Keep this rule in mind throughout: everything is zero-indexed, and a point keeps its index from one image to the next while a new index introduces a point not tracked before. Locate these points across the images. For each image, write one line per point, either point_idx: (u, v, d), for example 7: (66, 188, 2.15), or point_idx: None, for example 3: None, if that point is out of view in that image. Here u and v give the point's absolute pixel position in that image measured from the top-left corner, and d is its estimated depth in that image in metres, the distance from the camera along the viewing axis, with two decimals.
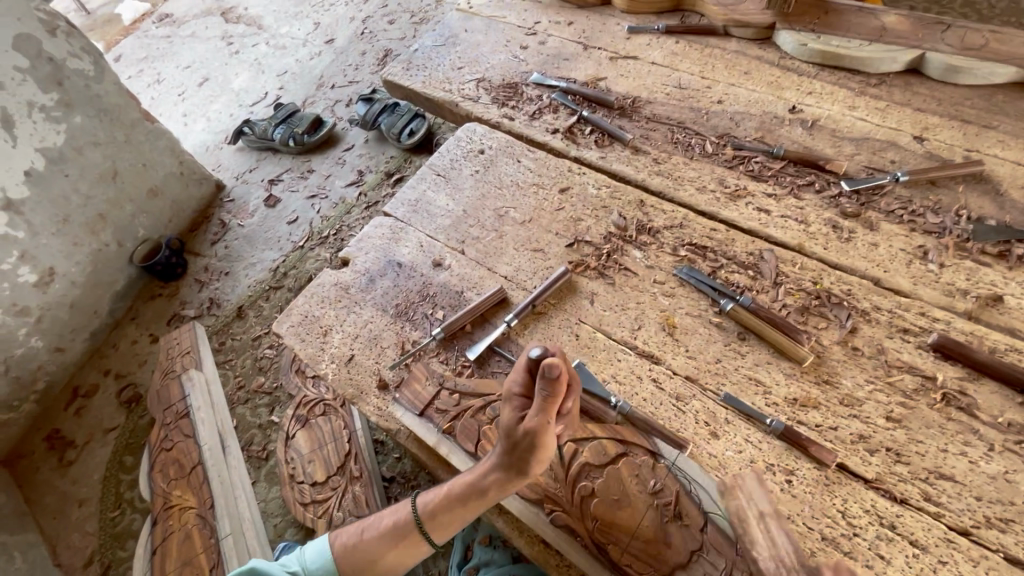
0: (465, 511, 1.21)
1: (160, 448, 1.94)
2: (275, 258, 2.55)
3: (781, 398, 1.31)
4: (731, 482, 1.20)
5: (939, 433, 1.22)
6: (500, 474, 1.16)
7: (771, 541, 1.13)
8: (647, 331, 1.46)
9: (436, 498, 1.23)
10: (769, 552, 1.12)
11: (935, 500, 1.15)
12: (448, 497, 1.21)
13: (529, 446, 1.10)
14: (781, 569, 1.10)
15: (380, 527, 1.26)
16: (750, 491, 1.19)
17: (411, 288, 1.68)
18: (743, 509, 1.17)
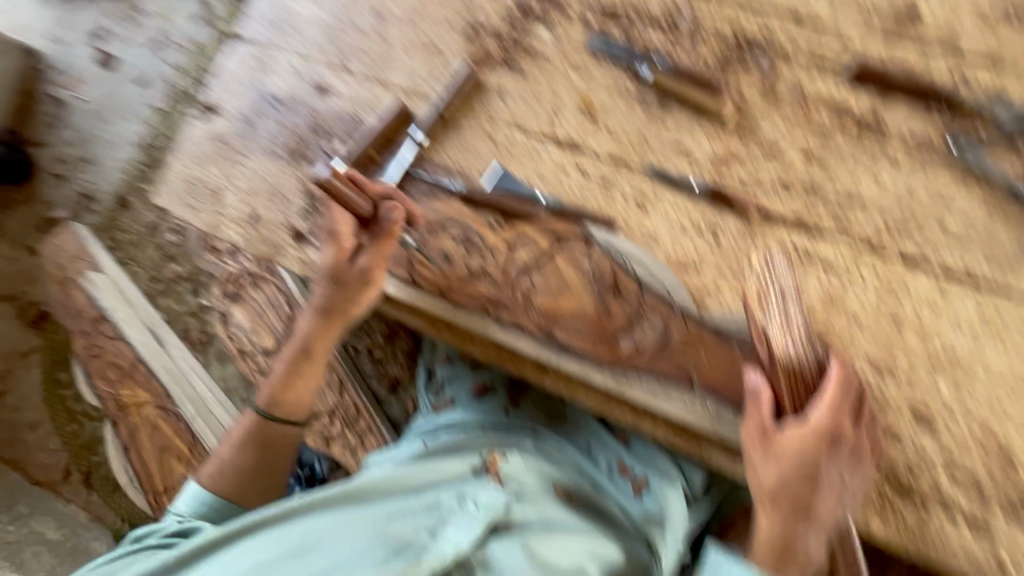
0: (299, 380, 1.26)
1: (88, 356, 1.84)
2: (138, 131, 2.14)
3: (705, 160, 1.29)
4: (763, 264, 1.08)
5: (853, 161, 1.24)
6: (325, 312, 1.25)
7: (785, 316, 1.04)
8: (565, 119, 1.35)
9: (270, 387, 1.26)
10: (781, 325, 1.04)
11: (846, 223, 1.22)
12: (285, 371, 1.26)
13: (359, 281, 1.23)
14: (790, 337, 1.03)
15: (232, 447, 1.23)
16: (777, 269, 1.08)
17: (299, 124, 1.46)
18: (765, 288, 1.07)
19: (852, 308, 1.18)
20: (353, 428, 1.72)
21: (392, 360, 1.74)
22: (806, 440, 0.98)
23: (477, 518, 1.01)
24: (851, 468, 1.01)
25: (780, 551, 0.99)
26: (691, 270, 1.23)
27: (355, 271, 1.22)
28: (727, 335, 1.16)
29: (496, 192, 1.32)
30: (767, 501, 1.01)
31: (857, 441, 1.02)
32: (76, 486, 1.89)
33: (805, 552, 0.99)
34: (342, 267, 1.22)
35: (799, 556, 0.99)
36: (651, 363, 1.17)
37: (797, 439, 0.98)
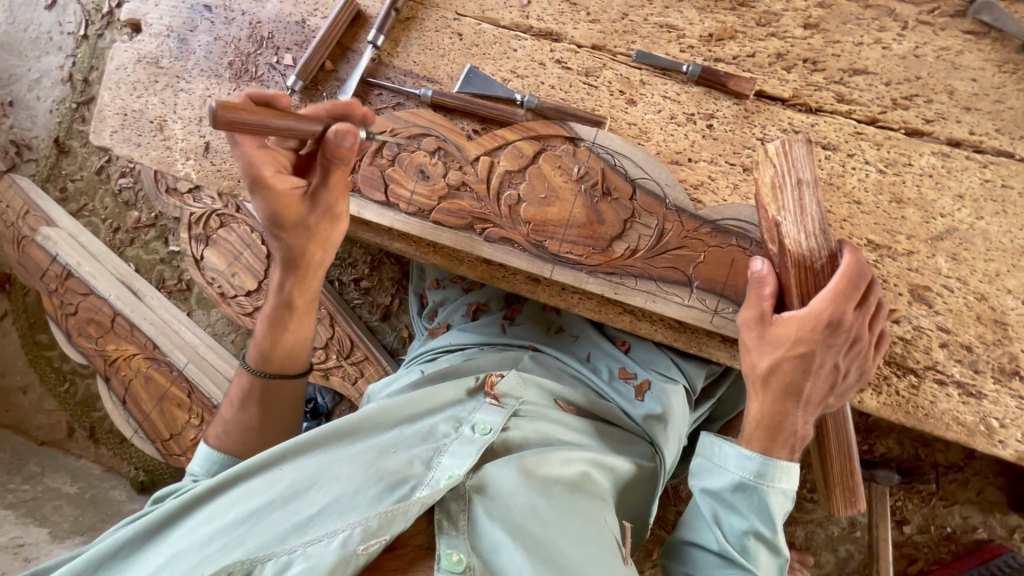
0: (290, 331, 1.17)
1: (64, 315, 1.73)
2: (61, 63, 1.91)
3: (696, 39, 1.17)
4: (778, 149, 0.96)
5: (856, 26, 1.13)
6: (286, 252, 1.11)
7: (799, 206, 0.97)
8: (539, 5, 1.21)
9: (258, 339, 1.17)
10: (796, 217, 0.97)
11: (848, 98, 1.13)
12: (270, 321, 1.16)
13: (318, 215, 1.07)
14: (802, 230, 0.98)
15: (235, 406, 1.15)
16: (795, 157, 0.96)
17: (239, 35, 1.28)
18: (781, 176, 0.96)
19: (854, 190, 1.13)
20: (349, 359, 1.67)
21: (381, 289, 1.76)
22: (806, 326, 0.95)
23: (476, 440, 0.95)
24: (846, 355, 0.99)
25: (769, 428, 0.99)
26: (684, 165, 1.16)
27: (307, 206, 1.05)
28: (725, 230, 1.11)
29: (469, 96, 1.20)
30: (756, 382, 1.00)
31: (860, 329, 0.98)
32: (83, 443, 1.90)
33: (795, 427, 0.99)
34: (289, 207, 1.04)
35: (787, 432, 0.99)
36: (646, 263, 1.12)
37: (795, 325, 0.96)
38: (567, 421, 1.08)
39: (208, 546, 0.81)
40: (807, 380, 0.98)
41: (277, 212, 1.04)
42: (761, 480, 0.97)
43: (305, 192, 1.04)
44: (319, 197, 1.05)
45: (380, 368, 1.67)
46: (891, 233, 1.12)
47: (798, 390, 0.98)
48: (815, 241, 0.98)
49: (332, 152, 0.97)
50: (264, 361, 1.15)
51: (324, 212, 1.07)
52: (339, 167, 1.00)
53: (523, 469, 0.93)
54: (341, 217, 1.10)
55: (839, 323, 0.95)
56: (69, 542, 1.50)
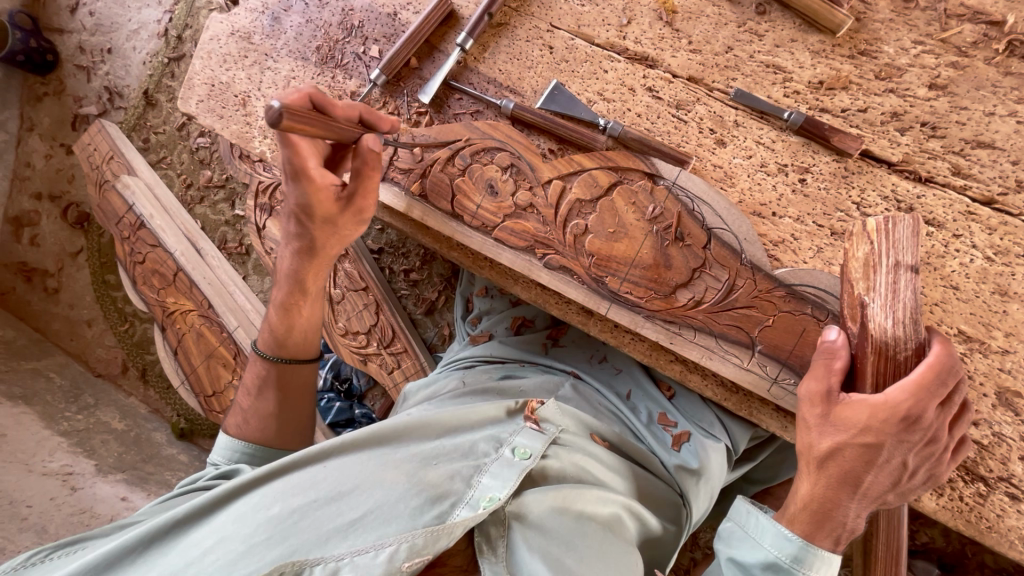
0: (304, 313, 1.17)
1: (132, 262, 1.82)
2: (158, 18, 1.97)
3: (804, 85, 1.08)
4: (878, 225, 0.87)
5: (990, 95, 1.01)
6: (307, 241, 1.11)
7: (892, 291, 0.88)
8: (638, 27, 1.14)
9: (273, 326, 1.17)
10: (884, 302, 0.89)
11: (965, 173, 1.03)
12: (282, 308, 1.16)
13: (347, 214, 1.08)
14: (893, 320, 0.89)
15: (252, 395, 1.14)
16: (898, 236, 0.86)
17: (329, 21, 1.28)
18: (877, 255, 0.88)
19: (951, 275, 1.03)
20: (388, 348, 1.66)
21: (428, 283, 1.77)
22: (879, 418, 0.85)
23: (515, 464, 0.90)
24: (918, 453, 0.89)
25: (818, 514, 0.88)
26: (767, 220, 1.09)
27: (340, 206, 1.06)
28: (800, 296, 1.04)
29: (550, 114, 1.16)
30: (812, 462, 0.90)
31: (939, 430, 0.88)
32: (134, 381, 2.04)
33: (847, 518, 0.87)
34: (322, 203, 1.05)
35: (837, 521, 0.87)
36: (708, 319, 1.07)
37: (866, 411, 0.85)
38: (604, 456, 1.02)
39: (251, 539, 0.79)
40: (869, 471, 0.86)
41: (311, 208, 1.05)
42: (800, 567, 0.86)
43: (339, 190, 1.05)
44: (353, 200, 1.06)
45: (416, 363, 1.66)
46: (986, 327, 1.02)
47: (859, 481, 0.87)
48: (903, 329, 0.89)
49: (364, 156, 0.99)
50: (272, 347, 1.15)
51: (353, 209, 1.08)
52: (370, 172, 1.02)
53: (556, 505, 0.89)
54: (366, 219, 1.12)
55: (915, 421, 0.85)
56: (112, 477, 1.61)
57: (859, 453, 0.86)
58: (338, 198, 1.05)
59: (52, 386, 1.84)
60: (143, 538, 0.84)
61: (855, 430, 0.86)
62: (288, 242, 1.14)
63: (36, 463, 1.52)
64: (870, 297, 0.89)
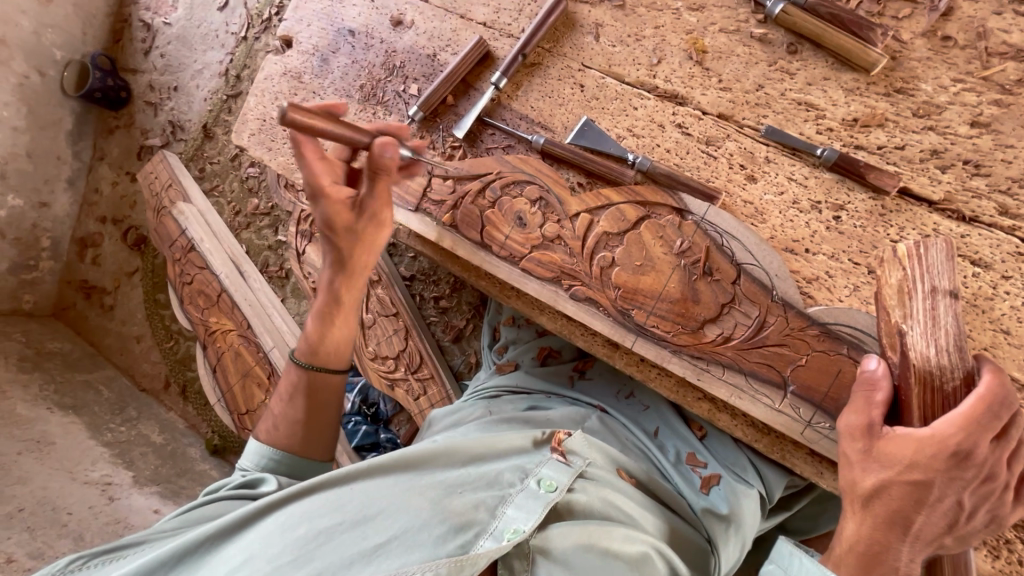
0: (337, 323, 1.20)
1: (181, 282, 1.93)
2: (220, 59, 2.13)
3: (838, 122, 1.07)
4: (908, 250, 0.86)
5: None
6: (340, 258, 1.18)
7: (932, 319, 0.86)
8: (668, 66, 1.17)
9: (308, 334, 1.19)
10: (924, 330, 0.86)
11: (1013, 212, 0.98)
12: (319, 317, 1.20)
13: (366, 220, 1.15)
14: (933, 348, 0.86)
15: (284, 401, 1.16)
16: (931, 261, 0.85)
17: (374, 61, 1.36)
18: (912, 281, 0.86)
19: (1000, 318, 0.98)
20: (415, 374, 1.69)
21: (457, 311, 1.79)
22: (927, 455, 0.80)
23: (541, 496, 0.89)
24: (974, 496, 0.83)
25: (866, 557, 0.81)
26: (800, 256, 1.06)
27: (356, 214, 1.14)
28: (836, 337, 1.01)
29: (579, 149, 1.19)
30: (856, 501, 0.84)
31: (995, 467, 0.82)
32: (174, 397, 2.12)
33: (899, 562, 0.81)
34: (341, 214, 1.13)
35: (888, 566, 0.81)
36: (738, 355, 1.05)
37: (911, 446, 0.80)
38: (632, 493, 1.00)
39: (276, 559, 0.80)
40: (919, 513, 0.81)
41: (332, 219, 1.13)
42: None
43: (355, 199, 1.14)
44: (367, 204, 1.13)
45: (442, 391, 1.67)
46: None
47: (908, 524, 0.81)
48: (946, 357, 0.85)
49: (375, 161, 1.05)
50: (304, 356, 1.18)
51: (371, 217, 1.15)
52: (381, 175, 1.08)
53: (585, 542, 0.86)
54: (387, 222, 1.19)
55: (966, 456, 0.79)
56: (147, 489, 1.67)
57: (909, 490, 0.81)
58: (353, 208, 1.14)
59: (100, 399, 1.95)
60: (176, 555, 0.86)
61: (902, 465, 0.81)
62: (326, 259, 1.21)
63: (79, 471, 1.60)
64: (909, 325, 0.87)
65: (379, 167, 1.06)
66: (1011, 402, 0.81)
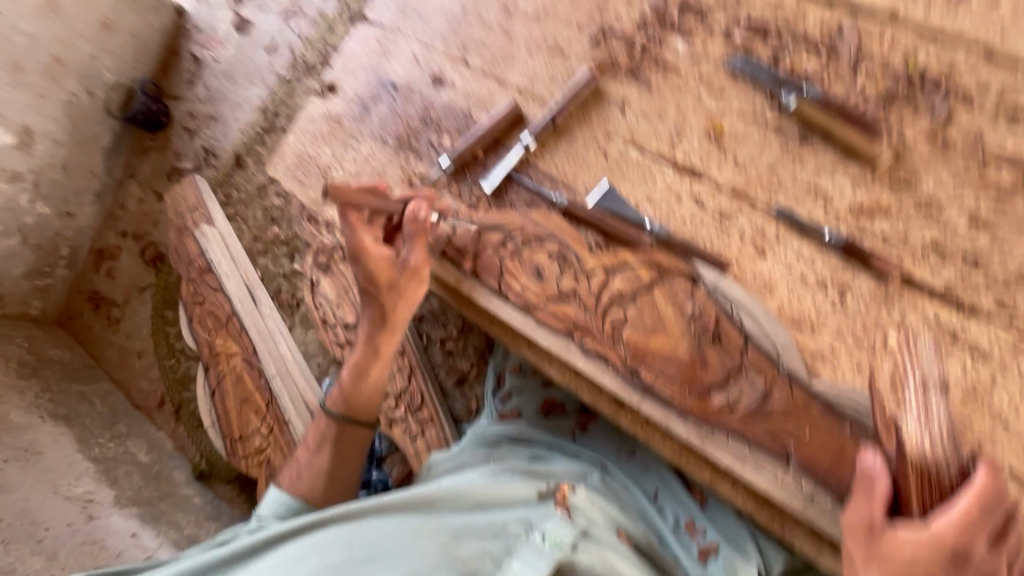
0: (370, 377, 1.27)
1: (193, 302, 1.96)
2: (261, 96, 2.26)
3: (844, 208, 1.14)
4: (896, 345, 0.95)
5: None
6: (377, 315, 1.26)
7: (925, 411, 0.88)
8: (687, 142, 1.25)
9: (342, 387, 1.28)
10: (919, 423, 0.88)
11: (1009, 307, 1.03)
12: (354, 371, 1.28)
13: (406, 277, 1.24)
14: (926, 437, 0.86)
15: (310, 451, 1.26)
16: (921, 357, 0.93)
17: (412, 113, 1.45)
18: (907, 371, 0.92)
19: (1001, 408, 1.00)
20: (415, 415, 1.69)
21: (462, 355, 1.81)
22: (929, 556, 0.80)
23: (545, 552, 0.91)
24: None
25: None
26: (806, 331, 1.10)
27: (396, 271, 1.24)
28: (839, 412, 1.05)
29: (599, 211, 1.24)
30: None
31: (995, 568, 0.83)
32: (166, 417, 2.09)
33: None
34: (383, 272, 1.23)
35: None
36: (743, 424, 1.07)
37: (913, 546, 0.80)
38: (634, 556, 1.00)
39: None
40: None
41: (373, 275, 1.23)
42: None
43: (394, 258, 1.25)
44: (406, 262, 1.24)
45: (440, 434, 1.67)
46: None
47: None
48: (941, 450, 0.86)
49: (418, 222, 1.24)
50: (335, 408, 1.26)
51: (410, 273, 1.24)
52: (423, 234, 1.25)
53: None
54: (424, 279, 1.26)
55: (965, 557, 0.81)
56: (127, 511, 1.62)
57: None
58: (393, 265, 1.24)
59: (92, 412, 1.93)
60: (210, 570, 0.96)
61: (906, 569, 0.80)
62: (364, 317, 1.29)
63: (61, 485, 1.57)
64: (907, 418, 0.89)
65: (418, 226, 1.24)
66: (1001, 501, 0.84)
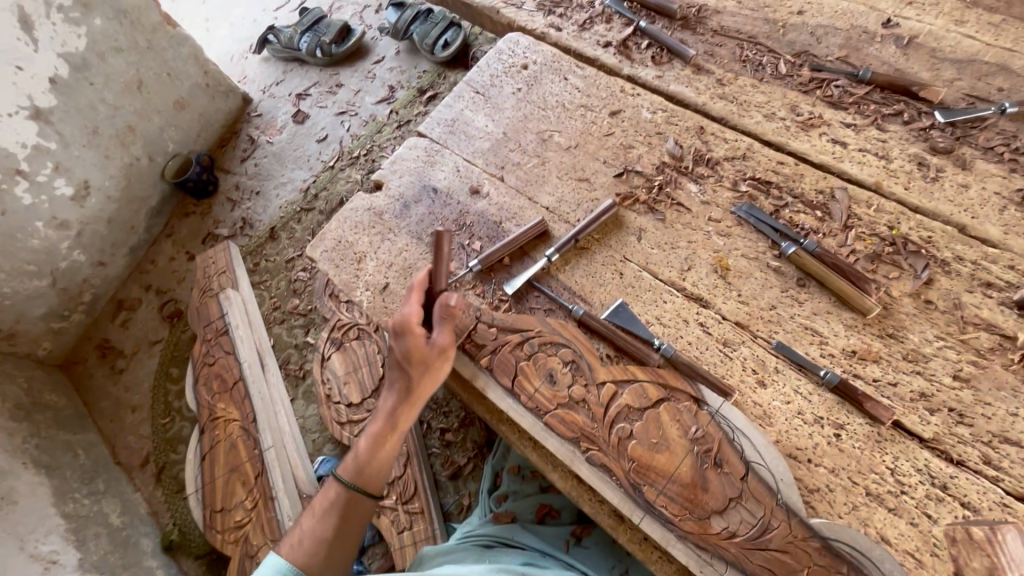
0: (388, 446, 1.27)
1: (203, 362, 1.99)
2: (305, 179, 2.47)
3: (838, 351, 1.24)
4: (923, 533, 1.06)
5: (1007, 395, 1.13)
6: (404, 389, 1.27)
7: None
8: (696, 273, 1.37)
9: (358, 453, 1.27)
10: None
11: (995, 464, 1.09)
12: (373, 438, 1.27)
13: (436, 354, 1.25)
14: None
15: (316, 516, 1.23)
16: (1014, 554, 1.01)
17: (448, 216, 1.60)
18: (1001, 570, 1.00)
19: (1003, 569, 1.00)
20: (406, 506, 1.65)
21: (461, 447, 1.82)
22: None
23: None
24: None
25: None
26: (803, 464, 1.15)
27: (429, 350, 1.25)
28: (838, 555, 1.07)
29: (613, 326, 1.34)
30: None
31: None
32: (147, 478, 2.03)
33: None
34: (418, 349, 1.25)
35: None
36: (741, 553, 1.11)
37: None
38: None
39: None
40: None
41: (409, 351, 1.25)
42: None
43: (426, 339, 1.26)
44: (437, 341, 1.26)
45: (428, 529, 1.62)
46: None
47: None
48: None
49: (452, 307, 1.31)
50: (347, 476, 1.26)
51: (440, 351, 1.26)
52: (452, 317, 1.30)
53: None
54: (451, 356, 1.28)
55: None
56: None
57: None
58: (425, 345, 1.25)
59: (74, 464, 1.88)
60: None
61: None
62: (390, 387, 1.29)
63: (29, 541, 1.50)
64: None
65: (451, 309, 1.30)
66: None
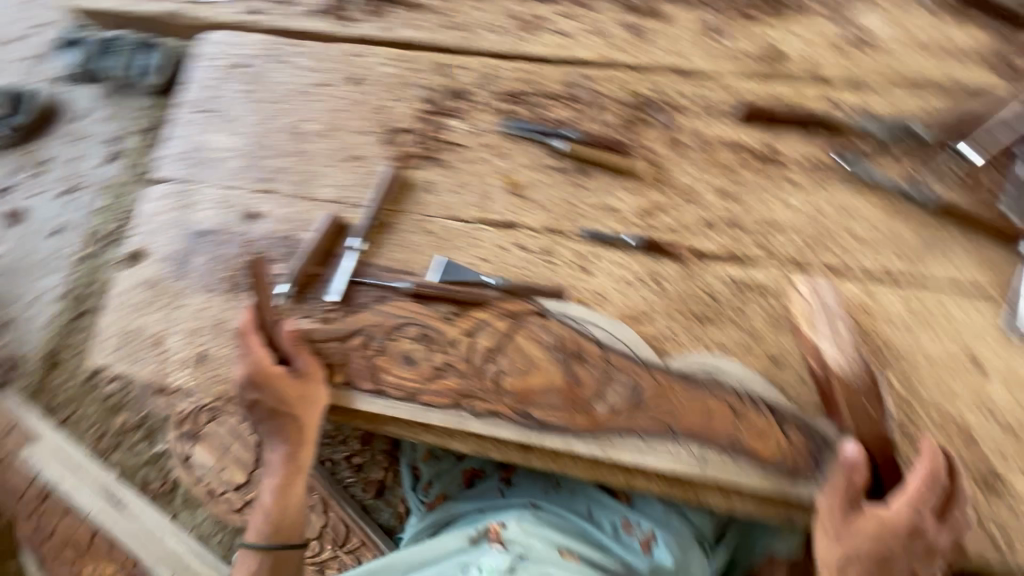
0: (296, 489, 1.30)
1: (41, 541, 1.78)
2: (57, 283, 2.04)
3: (632, 214, 1.37)
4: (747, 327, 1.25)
5: (762, 188, 1.37)
6: (292, 427, 1.25)
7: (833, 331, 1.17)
8: (495, 201, 1.41)
9: (267, 509, 1.30)
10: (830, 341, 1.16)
11: (768, 247, 1.31)
12: (278, 489, 1.29)
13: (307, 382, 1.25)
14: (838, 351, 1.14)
15: None
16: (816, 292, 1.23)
17: (232, 254, 1.44)
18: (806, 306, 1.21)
19: (809, 315, 1.20)
20: (345, 547, 1.65)
21: (373, 465, 1.69)
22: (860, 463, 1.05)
23: None
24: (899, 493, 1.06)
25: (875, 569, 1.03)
26: (644, 320, 1.27)
27: (298, 382, 1.24)
28: (695, 378, 1.21)
29: (445, 284, 1.33)
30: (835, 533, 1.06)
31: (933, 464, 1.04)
32: None
33: None
34: (287, 387, 1.22)
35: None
36: (630, 420, 1.19)
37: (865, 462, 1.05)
38: None
39: None
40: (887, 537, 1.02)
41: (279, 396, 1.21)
42: None
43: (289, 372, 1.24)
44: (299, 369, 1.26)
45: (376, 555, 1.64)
46: None
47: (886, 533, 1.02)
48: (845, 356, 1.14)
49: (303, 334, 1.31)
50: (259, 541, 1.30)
51: (307, 376, 1.26)
52: (300, 343, 1.30)
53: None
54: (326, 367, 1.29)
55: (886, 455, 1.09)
56: None
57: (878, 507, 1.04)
58: (291, 379, 1.23)
59: None
60: None
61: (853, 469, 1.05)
62: (274, 436, 1.28)
63: None
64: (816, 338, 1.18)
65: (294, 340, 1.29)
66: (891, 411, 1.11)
